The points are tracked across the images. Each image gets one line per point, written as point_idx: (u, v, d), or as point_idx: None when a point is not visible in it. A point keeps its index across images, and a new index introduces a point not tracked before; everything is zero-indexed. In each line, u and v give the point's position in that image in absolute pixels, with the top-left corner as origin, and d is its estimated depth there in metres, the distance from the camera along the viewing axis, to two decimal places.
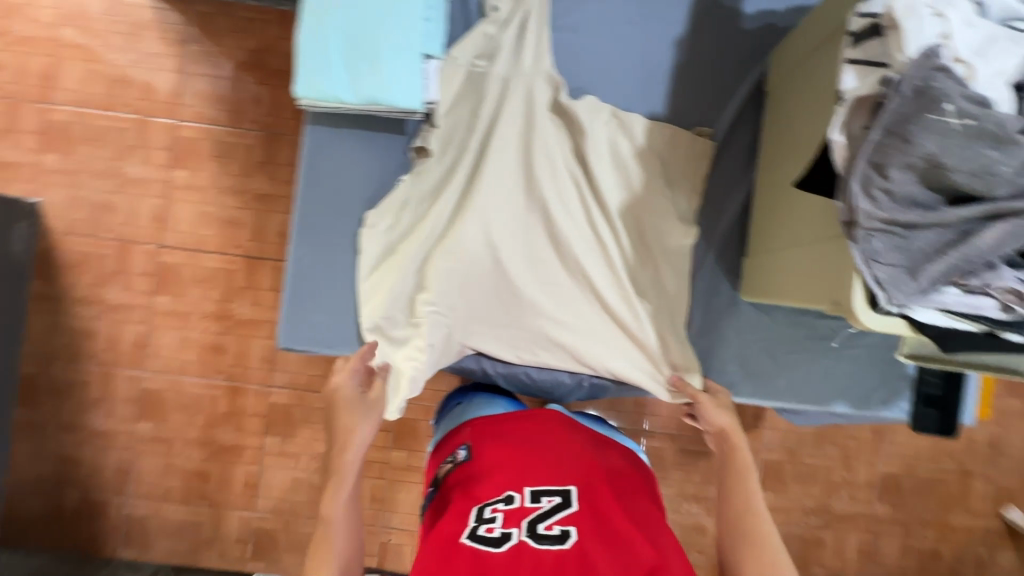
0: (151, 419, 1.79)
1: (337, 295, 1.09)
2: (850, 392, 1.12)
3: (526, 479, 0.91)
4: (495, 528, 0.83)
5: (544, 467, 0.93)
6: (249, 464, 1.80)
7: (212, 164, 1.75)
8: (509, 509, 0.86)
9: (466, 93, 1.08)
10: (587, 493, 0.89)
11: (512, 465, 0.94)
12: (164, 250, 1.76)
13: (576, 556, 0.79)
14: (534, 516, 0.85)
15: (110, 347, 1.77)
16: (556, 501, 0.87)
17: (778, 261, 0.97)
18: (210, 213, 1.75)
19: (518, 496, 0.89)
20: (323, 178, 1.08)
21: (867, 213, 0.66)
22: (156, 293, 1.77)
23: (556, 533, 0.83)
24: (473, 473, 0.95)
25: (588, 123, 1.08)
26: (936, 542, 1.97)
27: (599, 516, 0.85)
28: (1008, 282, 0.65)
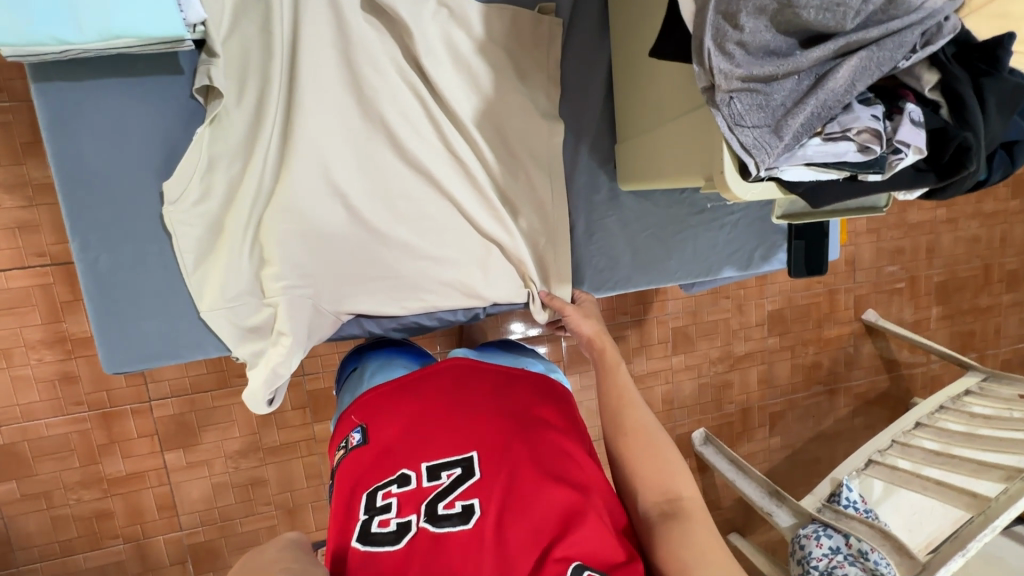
0: (11, 477, 1.44)
1: (160, 293, 0.88)
2: (733, 257, 1.14)
3: (421, 450, 0.73)
4: (390, 521, 0.66)
5: (440, 432, 0.74)
6: (155, 487, 1.54)
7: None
8: (404, 494, 0.68)
9: (245, 3, 0.83)
10: (493, 451, 0.72)
11: (405, 442, 0.74)
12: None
13: (482, 533, 0.64)
14: (433, 495, 0.68)
15: None
16: (457, 473, 0.70)
17: (655, 142, 0.89)
18: None
19: (413, 474, 0.70)
20: (84, 152, 0.82)
21: (726, 73, 0.61)
22: None
23: (458, 511, 0.66)
24: (362, 458, 0.75)
25: (412, 18, 0.88)
26: (818, 355, 2.25)
27: (508, 474, 0.69)
28: (863, 122, 0.62)
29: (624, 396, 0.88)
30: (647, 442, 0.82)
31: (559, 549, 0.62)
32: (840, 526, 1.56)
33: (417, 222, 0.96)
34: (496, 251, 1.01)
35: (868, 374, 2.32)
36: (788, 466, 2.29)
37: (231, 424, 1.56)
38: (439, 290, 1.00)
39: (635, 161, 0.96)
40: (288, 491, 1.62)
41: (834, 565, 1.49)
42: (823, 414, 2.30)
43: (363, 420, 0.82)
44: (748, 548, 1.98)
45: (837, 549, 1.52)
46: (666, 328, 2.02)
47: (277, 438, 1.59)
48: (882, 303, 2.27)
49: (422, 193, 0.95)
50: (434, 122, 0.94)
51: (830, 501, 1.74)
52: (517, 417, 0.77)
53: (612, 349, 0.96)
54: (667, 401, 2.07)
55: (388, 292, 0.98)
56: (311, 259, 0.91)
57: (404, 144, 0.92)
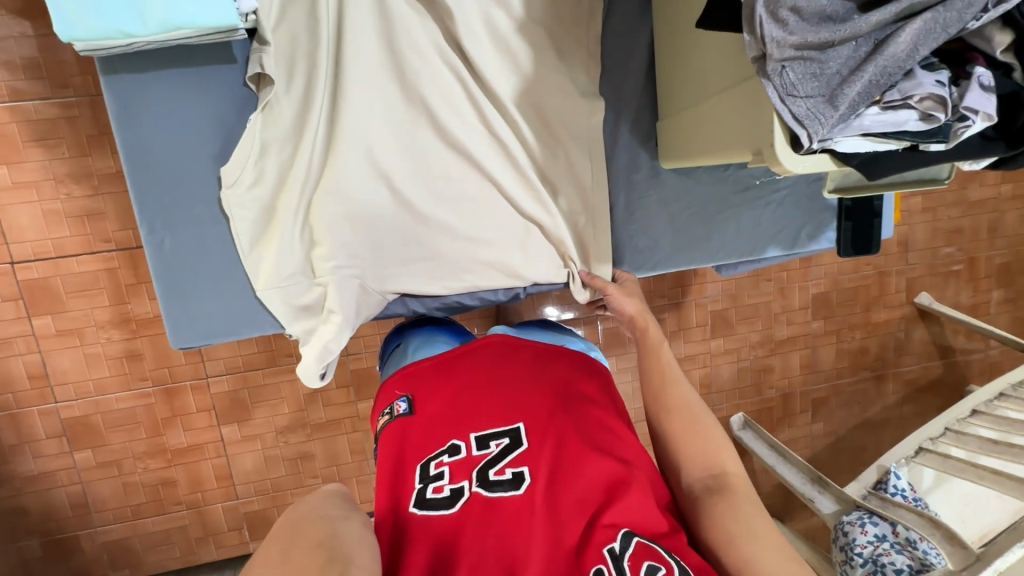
0: (87, 446, 1.57)
1: (219, 274, 0.94)
2: (778, 236, 1.11)
3: (469, 422, 0.75)
4: (444, 487, 0.68)
5: (487, 404, 0.77)
6: (214, 458, 1.64)
7: (34, 150, 1.37)
8: (455, 462, 0.71)
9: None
10: (539, 423, 0.74)
11: (453, 415, 0.77)
12: (19, 266, 1.43)
13: (533, 498, 0.65)
14: (484, 463, 0.70)
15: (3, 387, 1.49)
16: (505, 443, 0.72)
17: (698, 117, 0.88)
18: (58, 210, 1.41)
19: (463, 445, 0.73)
20: (148, 140, 0.87)
21: (778, 42, 0.59)
22: (32, 316, 1.46)
23: (508, 477, 0.68)
24: (411, 429, 0.78)
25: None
26: (865, 340, 2.16)
27: (555, 445, 0.71)
28: (926, 88, 0.59)
29: (669, 373, 0.88)
30: (691, 418, 0.82)
31: (609, 515, 0.64)
32: (886, 513, 1.52)
33: (458, 203, 0.98)
34: (535, 231, 1.02)
35: (920, 360, 2.22)
36: (831, 453, 2.24)
37: (281, 401, 1.64)
38: (480, 270, 1.02)
39: (678, 138, 0.95)
40: (335, 465, 1.71)
41: (880, 553, 1.47)
42: (869, 401, 2.22)
43: (409, 394, 0.84)
44: (787, 533, 1.95)
45: (883, 537, 1.50)
46: (704, 311, 1.98)
47: (324, 414, 1.67)
48: (938, 285, 2.16)
49: (462, 174, 0.97)
50: (475, 103, 0.95)
51: (876, 489, 1.68)
52: (559, 391, 0.79)
53: (654, 327, 0.95)
54: (705, 385, 2.04)
55: (430, 273, 1.00)
56: (358, 241, 0.95)
57: (446, 126, 0.94)
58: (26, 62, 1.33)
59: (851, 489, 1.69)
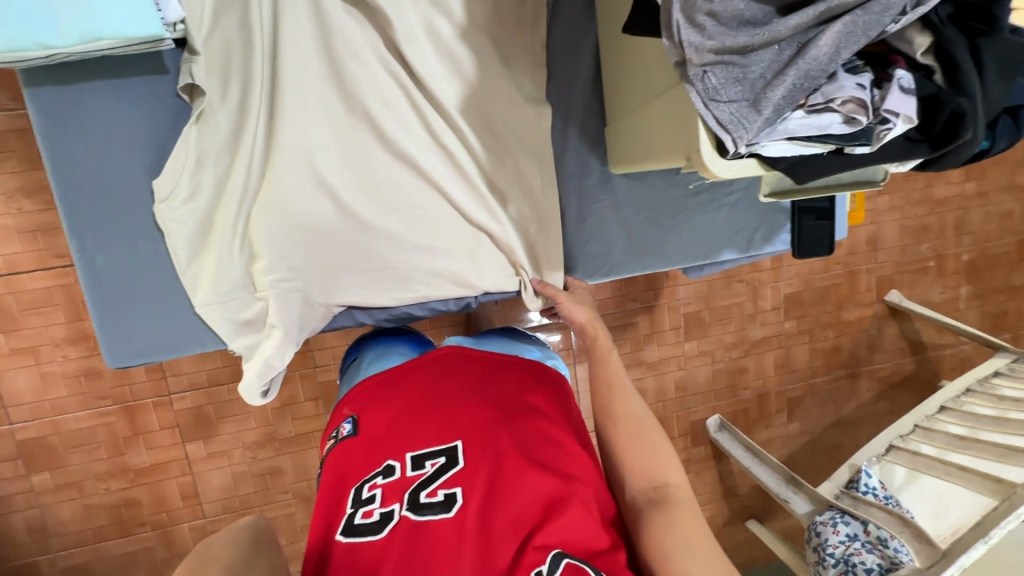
0: (45, 469, 1.52)
1: (156, 290, 0.91)
2: (733, 239, 1.11)
3: (406, 441, 0.73)
4: (373, 511, 0.66)
5: (426, 422, 0.74)
6: (178, 477, 1.60)
7: None
8: (388, 484, 0.68)
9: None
10: (477, 440, 0.71)
11: (391, 433, 0.74)
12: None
13: (463, 521, 0.63)
14: (417, 485, 0.68)
15: None
16: (440, 462, 0.70)
17: (641, 122, 0.87)
18: (7, 225, 1.37)
19: (397, 465, 0.70)
20: (76, 154, 0.84)
21: (698, 47, 0.58)
22: None
23: (440, 500, 0.66)
24: (351, 449, 0.76)
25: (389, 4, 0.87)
26: (838, 339, 2.17)
27: (491, 463, 0.69)
28: (847, 92, 0.58)
29: (617, 382, 0.87)
30: (636, 429, 0.81)
31: (539, 538, 0.62)
32: (858, 513, 1.53)
33: (403, 211, 0.96)
34: (484, 238, 1.00)
35: (892, 357, 2.24)
36: (809, 452, 2.24)
37: (247, 416, 1.60)
38: (430, 280, 1.00)
39: (623, 143, 0.94)
40: (305, 481, 1.67)
41: (852, 553, 1.47)
42: (844, 399, 2.23)
43: (354, 412, 0.82)
44: (765, 535, 1.95)
45: (855, 536, 1.50)
46: (677, 314, 1.98)
47: (293, 428, 1.63)
48: (907, 283, 2.18)
49: (408, 182, 0.95)
50: (417, 110, 0.93)
51: (847, 488, 1.69)
52: (502, 404, 0.76)
53: (603, 334, 0.94)
54: (681, 387, 2.03)
55: (378, 284, 0.98)
56: (300, 254, 0.93)
57: (386, 133, 0.92)
58: None
59: (824, 489, 1.69)
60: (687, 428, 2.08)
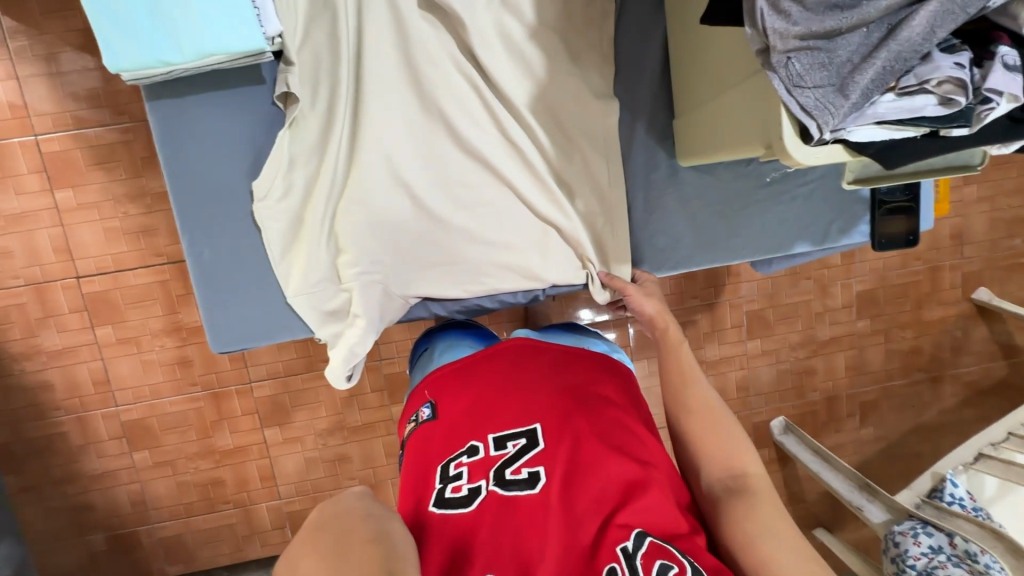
0: (145, 447, 1.68)
1: (253, 282, 0.99)
2: (807, 231, 1.08)
3: (487, 423, 0.77)
4: (461, 487, 0.70)
5: (505, 405, 0.78)
6: (258, 459, 1.73)
7: (96, 173, 1.49)
8: (473, 463, 0.72)
9: (315, 13, 0.89)
10: (556, 423, 0.75)
11: (472, 417, 0.78)
12: (84, 279, 1.55)
13: (548, 498, 0.66)
14: (501, 464, 0.71)
15: (73, 392, 1.62)
16: (522, 443, 0.73)
17: (714, 112, 0.87)
18: (116, 227, 1.53)
19: (480, 446, 0.74)
20: (188, 159, 0.94)
21: (781, 33, 0.59)
22: (96, 325, 1.59)
23: (524, 477, 0.69)
24: (433, 429, 0.80)
25: (464, 10, 0.91)
26: (917, 340, 2.04)
27: (571, 445, 0.71)
28: (944, 71, 0.56)
29: (689, 373, 0.87)
30: (710, 418, 0.81)
31: (623, 516, 0.64)
32: (942, 524, 1.42)
33: (474, 207, 1.00)
34: (552, 231, 1.03)
35: (980, 360, 2.08)
36: (883, 460, 2.12)
37: (319, 405, 1.71)
38: (499, 273, 1.04)
39: (693, 135, 0.95)
40: (370, 468, 1.76)
41: (935, 566, 1.37)
42: (923, 404, 2.09)
43: (433, 398, 0.86)
44: (835, 544, 1.86)
45: (939, 549, 1.40)
46: (739, 312, 1.92)
47: (360, 417, 1.73)
48: (997, 280, 2.02)
49: (480, 179, 0.99)
50: (488, 109, 0.97)
51: (930, 497, 1.58)
52: (577, 392, 0.79)
53: (672, 328, 0.94)
54: (742, 387, 1.98)
55: (451, 277, 1.03)
56: (381, 247, 0.99)
57: (460, 132, 0.96)
58: (88, 94, 1.46)
59: (902, 497, 1.60)
60: (749, 429, 2.01)
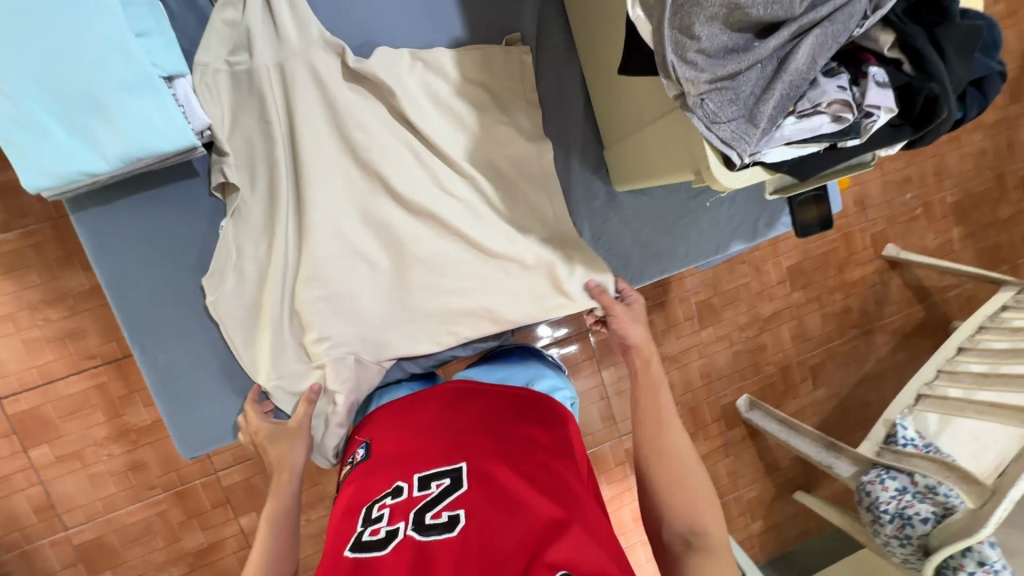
0: (105, 568, 1.54)
1: (217, 376, 0.96)
2: (738, 230, 1.18)
3: (417, 465, 0.78)
4: (380, 529, 0.70)
5: (433, 447, 0.80)
6: (237, 553, 1.62)
7: (7, 284, 1.38)
8: (396, 504, 0.73)
9: (242, 101, 0.91)
10: (481, 462, 0.75)
11: (403, 459, 0.80)
12: (8, 400, 1.42)
13: (463, 538, 0.65)
14: (422, 504, 0.71)
15: (11, 525, 1.47)
16: (445, 484, 0.74)
17: (639, 143, 0.94)
18: (38, 337, 1.41)
19: (407, 487, 0.75)
20: (125, 264, 0.90)
21: (693, 80, 0.65)
22: (29, 447, 1.45)
23: (443, 520, 0.68)
24: (363, 481, 0.81)
25: (392, 78, 0.95)
26: (846, 300, 2.24)
27: (492, 481, 0.72)
28: (830, 95, 0.66)
29: (667, 418, 0.91)
30: (679, 466, 0.85)
31: (547, 554, 0.62)
32: (902, 465, 1.57)
33: (431, 261, 1.01)
34: (516, 269, 1.05)
35: (901, 308, 2.30)
36: (839, 415, 2.29)
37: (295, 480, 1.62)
38: (471, 320, 1.04)
39: (623, 164, 1.02)
40: None
41: (905, 506, 1.51)
42: (862, 357, 2.29)
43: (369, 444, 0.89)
44: (815, 504, 1.98)
45: (905, 490, 1.54)
46: (688, 304, 2.03)
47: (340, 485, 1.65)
48: (901, 235, 2.25)
49: (435, 234, 1.01)
50: (426, 164, 0.99)
51: (886, 444, 1.71)
52: (509, 432, 0.81)
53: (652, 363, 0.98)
54: (705, 374, 2.08)
55: (425, 333, 1.03)
56: (342, 321, 0.98)
57: (393, 191, 0.98)
58: None
59: (865, 449, 1.71)
60: (719, 412, 2.11)
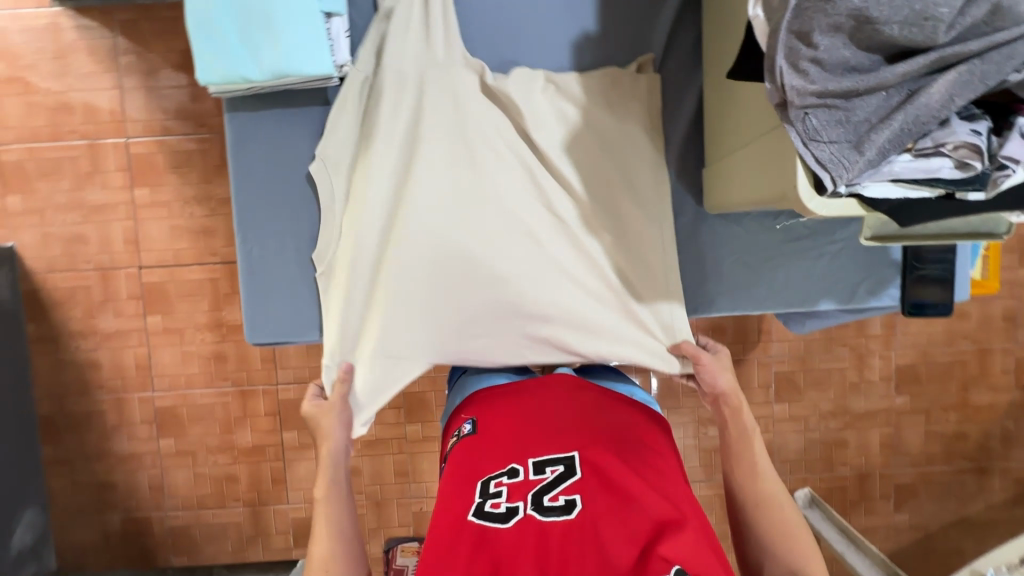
0: (171, 435, 1.76)
1: (293, 282, 1.08)
2: (833, 289, 1.07)
3: (530, 449, 0.81)
4: (501, 504, 0.73)
5: (544, 436, 0.83)
6: (273, 461, 1.78)
7: (172, 176, 1.65)
8: (513, 483, 0.76)
9: (389, 92, 1.03)
10: (593, 457, 0.78)
11: (515, 441, 0.83)
12: (145, 270, 1.69)
13: (585, 524, 0.68)
14: (540, 487, 0.74)
15: (116, 372, 1.73)
16: (560, 470, 0.76)
17: (739, 164, 0.90)
18: (181, 225, 1.67)
19: (522, 469, 0.78)
20: (254, 166, 1.05)
21: (799, 89, 0.61)
22: (148, 313, 1.71)
23: (562, 503, 0.72)
24: (473, 450, 0.85)
25: (524, 98, 1.03)
26: (961, 424, 1.92)
27: (606, 479, 0.74)
28: (959, 136, 0.59)
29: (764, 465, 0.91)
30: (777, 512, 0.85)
31: (662, 549, 0.64)
32: None
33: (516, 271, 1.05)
34: (593, 302, 1.06)
35: None
36: (917, 552, 1.96)
37: None
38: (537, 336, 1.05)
39: (719, 185, 0.98)
40: (377, 484, 1.73)
41: None
42: (967, 494, 1.94)
43: (476, 417, 0.93)
44: None
45: None
46: (767, 372, 1.87)
47: (374, 432, 1.73)
48: None
49: (525, 246, 1.05)
50: (535, 181, 1.05)
51: None
52: (616, 435, 0.84)
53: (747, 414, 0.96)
54: None
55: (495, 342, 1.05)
56: (409, 315, 1.05)
57: (499, 202, 1.04)
58: (179, 107, 1.63)
59: None
60: None
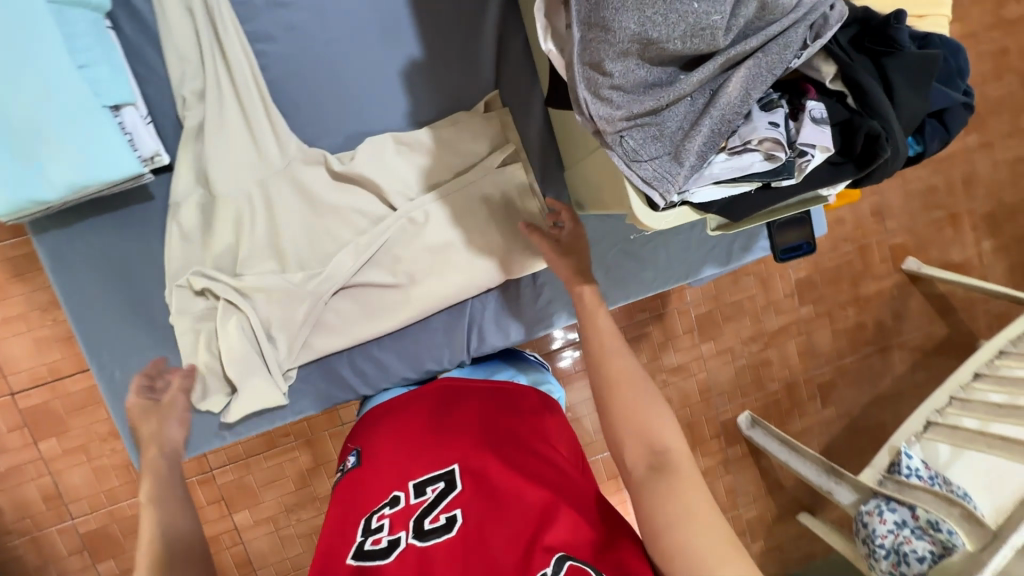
0: (108, 556, 1.56)
1: None
2: (710, 254, 1.13)
3: (409, 471, 0.78)
4: (380, 539, 0.70)
5: (422, 452, 0.80)
6: (231, 546, 1.60)
7: (16, 285, 1.42)
8: (394, 513, 0.73)
9: (231, 204, 0.95)
10: (473, 463, 0.76)
11: (394, 466, 0.80)
12: (20, 395, 1.46)
13: (467, 540, 0.67)
14: (421, 511, 0.72)
15: (22, 512, 1.51)
16: (441, 487, 0.74)
17: (590, 170, 0.92)
18: (46, 335, 1.46)
19: (402, 495, 0.75)
20: (83, 283, 0.94)
21: (608, 117, 0.62)
22: (38, 440, 1.49)
23: (442, 523, 0.70)
24: (354, 487, 0.81)
25: (380, 174, 0.98)
26: (859, 316, 2.11)
27: (487, 482, 0.73)
28: (761, 132, 0.61)
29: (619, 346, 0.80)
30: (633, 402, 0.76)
31: (547, 539, 0.65)
32: (903, 498, 1.44)
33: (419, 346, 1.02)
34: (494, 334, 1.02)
35: (922, 324, 2.16)
36: (848, 436, 2.17)
37: (286, 480, 1.61)
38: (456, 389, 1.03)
39: (580, 187, 1.00)
40: None
41: (902, 542, 1.40)
42: (877, 374, 2.16)
43: (357, 447, 0.89)
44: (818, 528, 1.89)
45: (903, 524, 1.42)
46: (687, 317, 1.97)
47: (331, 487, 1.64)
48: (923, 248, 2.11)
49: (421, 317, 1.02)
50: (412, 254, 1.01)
51: (890, 473, 1.57)
52: (497, 429, 0.82)
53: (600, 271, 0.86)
54: (705, 389, 2.01)
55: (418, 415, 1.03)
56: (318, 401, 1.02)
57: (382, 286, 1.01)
58: None
59: (866, 477, 1.59)
60: (718, 428, 2.03)
